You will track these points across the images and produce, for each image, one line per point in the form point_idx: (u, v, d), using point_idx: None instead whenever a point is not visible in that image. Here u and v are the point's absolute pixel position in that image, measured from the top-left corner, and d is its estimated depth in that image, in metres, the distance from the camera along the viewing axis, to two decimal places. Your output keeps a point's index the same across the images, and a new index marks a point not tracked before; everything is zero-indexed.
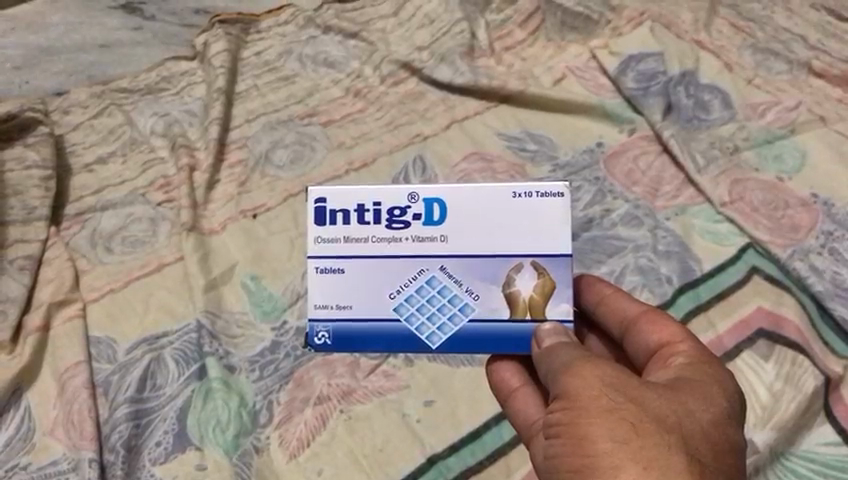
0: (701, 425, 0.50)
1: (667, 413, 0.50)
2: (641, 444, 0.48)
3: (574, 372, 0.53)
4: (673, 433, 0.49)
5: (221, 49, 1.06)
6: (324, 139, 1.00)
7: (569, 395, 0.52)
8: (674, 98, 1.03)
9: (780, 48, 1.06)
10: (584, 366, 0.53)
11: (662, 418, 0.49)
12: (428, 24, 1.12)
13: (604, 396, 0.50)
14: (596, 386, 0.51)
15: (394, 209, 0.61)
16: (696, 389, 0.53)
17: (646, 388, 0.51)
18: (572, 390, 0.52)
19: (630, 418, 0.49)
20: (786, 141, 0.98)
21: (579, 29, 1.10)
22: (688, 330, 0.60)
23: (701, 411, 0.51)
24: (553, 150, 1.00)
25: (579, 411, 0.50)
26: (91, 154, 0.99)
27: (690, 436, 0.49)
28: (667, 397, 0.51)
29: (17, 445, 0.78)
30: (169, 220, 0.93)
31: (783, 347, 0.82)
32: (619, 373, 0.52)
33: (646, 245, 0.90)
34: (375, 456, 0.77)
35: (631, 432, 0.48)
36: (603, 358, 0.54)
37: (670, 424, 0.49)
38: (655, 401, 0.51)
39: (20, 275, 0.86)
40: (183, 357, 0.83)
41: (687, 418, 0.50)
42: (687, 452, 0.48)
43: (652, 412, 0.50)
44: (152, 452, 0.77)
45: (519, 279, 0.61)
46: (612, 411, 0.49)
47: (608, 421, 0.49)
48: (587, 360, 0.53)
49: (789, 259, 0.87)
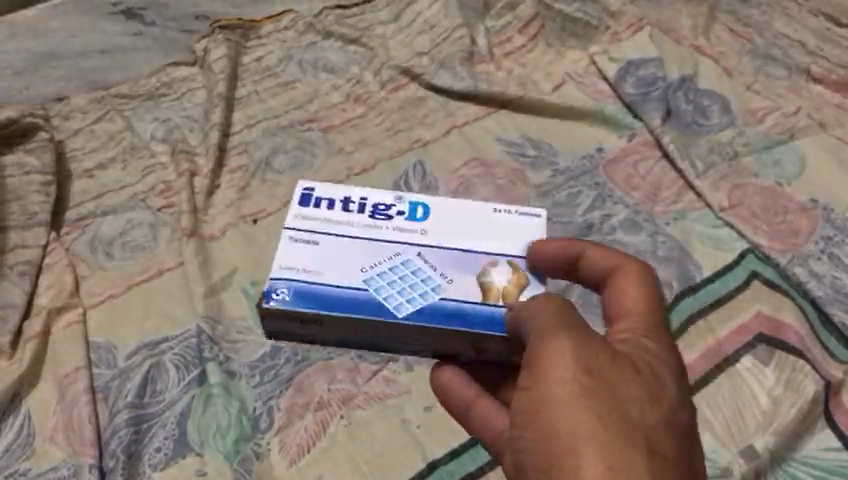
0: (663, 413, 0.50)
1: (632, 404, 0.50)
2: (608, 437, 0.48)
3: (549, 347, 0.52)
4: (638, 427, 0.49)
5: (221, 55, 1.07)
6: (324, 145, 1.00)
7: (540, 374, 0.51)
8: (674, 104, 1.03)
9: (779, 54, 1.07)
10: (561, 342, 0.52)
11: (627, 411, 0.49)
12: (428, 30, 1.12)
13: (577, 382, 0.50)
14: (570, 369, 0.50)
15: (378, 204, 0.67)
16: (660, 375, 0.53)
17: (617, 373, 0.51)
18: (545, 369, 0.51)
19: (598, 410, 0.49)
20: (786, 147, 0.98)
21: (579, 35, 1.12)
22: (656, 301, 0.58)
23: (665, 400, 0.51)
24: (553, 156, 1.00)
25: (549, 396, 0.50)
26: (91, 159, 0.99)
27: (654, 429, 0.49)
28: (633, 383, 0.51)
29: (17, 451, 0.77)
30: (169, 225, 0.93)
31: (784, 352, 0.82)
32: (592, 355, 0.51)
33: (646, 251, 0.90)
34: (376, 462, 0.77)
35: (598, 424, 0.48)
36: (580, 329, 0.53)
37: (635, 417, 0.49)
38: (624, 389, 0.50)
39: (21, 280, 0.86)
40: (183, 363, 0.82)
41: (651, 407, 0.50)
42: (650, 448, 0.48)
43: (621, 404, 0.49)
44: (152, 458, 0.77)
45: (494, 273, 0.63)
46: (583, 400, 0.49)
47: (575, 412, 0.49)
48: (564, 331, 0.52)
49: (789, 265, 0.88)
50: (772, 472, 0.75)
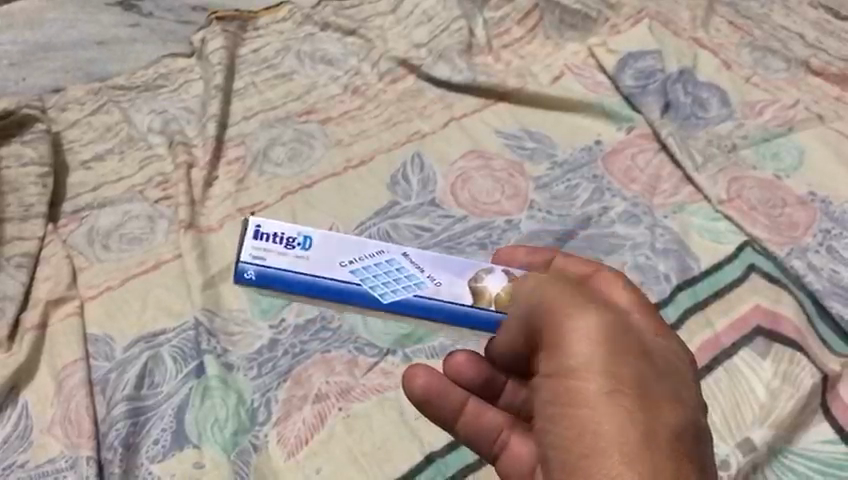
0: (691, 408, 0.51)
1: (662, 399, 0.50)
2: (639, 434, 0.48)
3: (575, 340, 0.52)
4: (672, 416, 0.50)
5: (219, 46, 1.06)
6: (322, 137, 1.00)
7: (572, 368, 0.51)
8: (673, 96, 1.03)
9: (778, 47, 1.07)
10: (584, 334, 0.52)
11: (660, 401, 0.50)
12: (426, 21, 1.11)
13: (611, 376, 0.50)
14: (600, 362, 0.51)
15: None
16: (685, 360, 0.54)
17: (648, 362, 0.51)
18: (576, 363, 0.51)
19: (630, 402, 0.49)
20: (785, 139, 0.98)
21: (577, 27, 1.11)
22: (656, 299, 0.59)
23: (693, 394, 0.52)
24: (552, 148, 1.00)
25: (583, 392, 0.50)
26: (88, 151, 0.98)
27: (687, 418, 0.50)
28: (661, 375, 0.51)
29: (15, 442, 0.78)
30: (167, 217, 0.93)
31: (781, 344, 0.82)
32: (622, 346, 0.52)
33: (645, 243, 0.90)
34: (374, 454, 0.77)
35: (630, 420, 0.49)
36: (601, 315, 0.53)
37: (667, 406, 0.50)
38: (654, 379, 0.51)
39: (17, 272, 0.86)
40: (181, 355, 0.82)
41: (679, 400, 0.51)
42: (680, 445, 0.48)
43: (653, 394, 0.50)
44: (151, 450, 0.77)
45: (487, 278, 0.63)
46: (617, 392, 0.50)
47: (605, 408, 0.49)
48: (587, 320, 0.52)
49: (788, 258, 0.88)
50: (769, 464, 0.76)
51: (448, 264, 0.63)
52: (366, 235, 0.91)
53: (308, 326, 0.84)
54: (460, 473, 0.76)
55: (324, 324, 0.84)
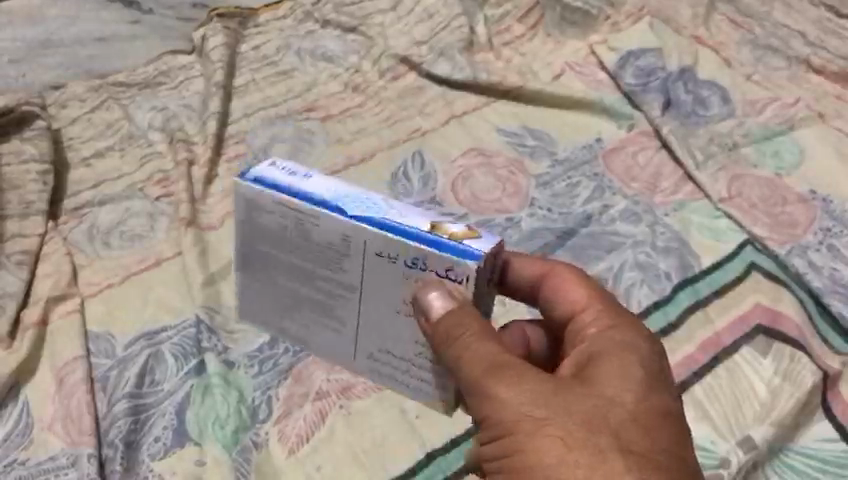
0: (628, 408, 0.49)
1: (594, 414, 0.49)
2: (578, 460, 0.47)
3: (486, 392, 0.50)
4: (607, 434, 0.48)
5: (220, 43, 1.06)
6: (323, 134, 1.00)
7: (494, 420, 0.50)
8: (673, 94, 1.03)
9: (779, 45, 1.07)
10: (493, 381, 0.50)
11: (592, 422, 0.48)
12: (427, 19, 1.11)
13: (527, 417, 0.49)
14: (517, 403, 0.49)
15: None
16: (619, 363, 0.52)
17: (562, 390, 0.50)
18: (494, 415, 0.50)
19: (560, 434, 0.48)
20: (786, 137, 0.98)
21: (579, 25, 1.11)
22: (598, 292, 0.59)
23: (623, 392, 0.50)
24: (552, 146, 0.99)
25: (510, 440, 0.49)
26: (88, 148, 0.98)
27: (623, 426, 0.49)
28: (583, 392, 0.50)
29: (16, 440, 0.77)
30: (168, 215, 0.93)
31: (781, 343, 0.82)
32: (531, 382, 0.50)
33: (645, 242, 0.90)
34: (374, 452, 0.77)
35: (566, 448, 0.47)
36: (501, 359, 0.51)
37: (599, 422, 0.48)
38: (579, 403, 0.49)
39: (18, 269, 0.86)
40: (182, 352, 0.82)
41: (613, 406, 0.49)
42: (624, 451, 0.47)
43: (585, 418, 0.48)
44: (152, 448, 0.77)
45: None
46: (543, 429, 0.48)
47: (539, 445, 0.48)
48: (490, 370, 0.51)
49: (788, 256, 0.88)
50: (769, 462, 0.76)
51: None
52: None
53: None
54: (461, 471, 0.76)
55: None
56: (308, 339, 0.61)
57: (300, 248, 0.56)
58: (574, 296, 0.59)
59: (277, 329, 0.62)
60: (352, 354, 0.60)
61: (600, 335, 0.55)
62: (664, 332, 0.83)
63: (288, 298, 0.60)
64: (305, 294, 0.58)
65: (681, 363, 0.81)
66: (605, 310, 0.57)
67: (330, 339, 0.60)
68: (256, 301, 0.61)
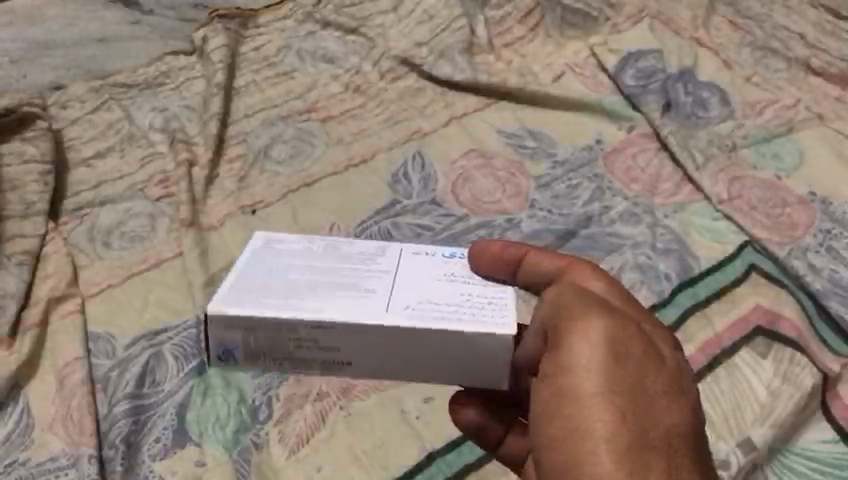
0: (693, 409, 0.47)
1: (660, 397, 0.47)
2: (628, 431, 0.45)
3: (574, 332, 0.49)
4: (667, 418, 0.46)
5: (220, 44, 1.06)
6: (323, 135, 1.00)
7: (567, 360, 0.49)
8: (673, 95, 1.03)
9: (778, 46, 1.07)
10: (584, 324, 0.49)
11: (657, 403, 0.47)
12: (427, 20, 1.12)
13: (604, 368, 0.48)
14: (597, 359, 0.48)
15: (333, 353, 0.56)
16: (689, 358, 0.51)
17: (644, 357, 0.48)
18: (568, 354, 0.49)
19: (626, 398, 0.47)
20: (784, 139, 0.99)
21: (578, 26, 1.11)
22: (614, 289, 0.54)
23: (692, 396, 0.48)
24: (552, 147, 1.00)
25: (576, 382, 0.48)
26: (89, 148, 0.98)
27: (682, 418, 0.47)
28: (659, 370, 0.48)
29: (16, 440, 0.77)
30: (168, 215, 0.93)
31: (781, 345, 0.82)
32: (623, 341, 0.49)
33: (645, 243, 0.90)
34: (375, 452, 0.77)
35: (621, 416, 0.46)
36: (602, 316, 0.50)
37: (662, 408, 0.47)
38: (654, 379, 0.48)
39: (19, 269, 0.86)
40: (182, 353, 0.83)
41: (678, 399, 0.47)
42: (673, 448, 0.45)
43: (651, 393, 0.47)
44: (152, 449, 0.77)
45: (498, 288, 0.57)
46: (613, 387, 0.47)
47: (598, 401, 0.47)
48: (589, 312, 0.50)
49: (788, 257, 0.88)
50: (768, 463, 0.76)
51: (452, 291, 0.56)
52: (366, 234, 0.90)
53: None
54: (461, 471, 0.75)
55: None
56: (318, 303, 0.52)
57: (329, 247, 0.57)
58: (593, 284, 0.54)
59: (274, 308, 0.52)
60: (380, 309, 0.52)
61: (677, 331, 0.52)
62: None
63: (297, 281, 0.54)
64: (333, 263, 0.55)
65: None
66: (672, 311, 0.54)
67: (353, 301, 0.53)
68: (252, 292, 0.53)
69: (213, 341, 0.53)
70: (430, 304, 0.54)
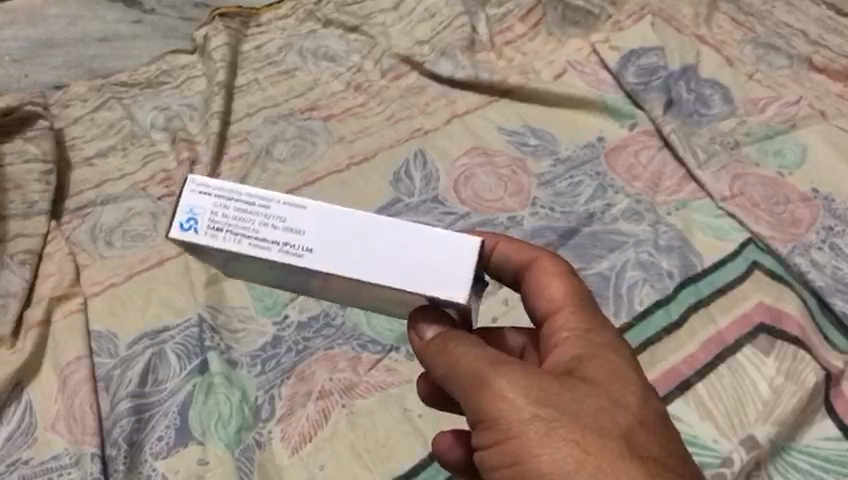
0: (633, 414, 0.49)
1: (602, 418, 0.48)
2: (595, 464, 0.46)
3: (486, 387, 0.48)
4: (621, 439, 0.48)
5: (221, 42, 1.06)
6: (324, 133, 1.00)
7: (495, 424, 0.48)
8: (675, 93, 1.03)
9: (780, 44, 1.07)
10: (495, 381, 0.48)
11: (606, 428, 0.48)
12: (428, 19, 1.11)
13: (537, 419, 0.47)
14: (524, 408, 0.48)
15: None
16: (613, 357, 0.52)
17: (570, 390, 0.49)
18: (497, 417, 0.48)
19: (574, 437, 0.47)
20: (787, 137, 0.98)
21: (580, 24, 1.10)
22: (576, 286, 0.56)
23: (625, 397, 0.50)
24: (554, 145, 0.99)
25: (521, 445, 0.47)
26: (91, 147, 0.98)
27: (635, 431, 0.48)
28: (587, 394, 0.49)
29: (18, 440, 0.78)
30: (170, 214, 0.93)
31: (784, 343, 0.82)
32: (539, 379, 0.49)
33: (647, 240, 0.90)
34: (378, 451, 0.77)
35: (580, 454, 0.46)
36: (503, 361, 0.49)
37: (609, 426, 0.48)
38: (586, 407, 0.48)
39: (21, 269, 0.86)
40: (185, 351, 0.83)
41: (616, 412, 0.49)
42: (639, 458, 0.47)
43: (599, 425, 0.48)
44: (154, 447, 0.77)
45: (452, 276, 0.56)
46: (556, 434, 0.47)
47: (551, 449, 0.47)
48: (492, 370, 0.49)
49: (790, 255, 0.88)
50: (771, 461, 0.76)
51: None
52: None
53: (312, 323, 0.85)
54: None
55: (327, 320, 0.85)
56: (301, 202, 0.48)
57: None
58: (553, 288, 0.56)
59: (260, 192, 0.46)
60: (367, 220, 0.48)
61: (586, 333, 0.53)
62: (666, 332, 0.83)
63: None
64: None
65: (682, 362, 0.81)
66: (586, 305, 0.55)
67: None
68: None
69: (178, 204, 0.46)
70: None
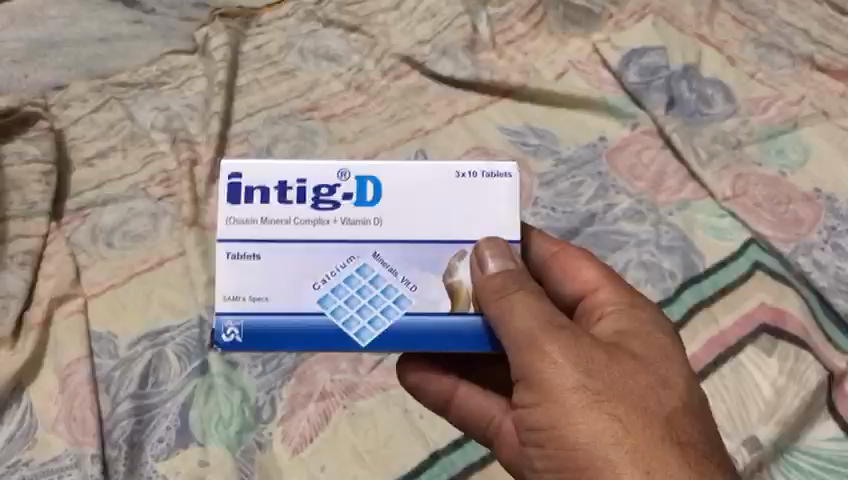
0: (673, 394, 0.53)
1: (644, 395, 0.52)
2: (633, 441, 0.50)
3: (539, 352, 0.53)
4: (659, 422, 0.51)
5: (222, 42, 1.06)
6: (325, 134, 1.00)
7: (542, 386, 0.52)
8: (677, 93, 1.03)
9: (783, 43, 1.06)
10: (545, 347, 0.53)
11: (645, 408, 0.51)
12: (429, 19, 1.10)
13: (583, 389, 0.51)
14: (572, 376, 0.52)
15: (321, 187, 0.56)
16: (657, 339, 0.55)
17: (618, 367, 0.53)
18: (545, 381, 0.52)
19: (616, 413, 0.51)
20: (790, 136, 0.98)
21: (581, 23, 1.10)
22: (607, 274, 0.61)
23: (667, 377, 0.53)
24: (555, 145, 0.99)
25: (562, 410, 0.52)
26: (91, 148, 0.98)
27: (677, 416, 0.52)
28: (631, 368, 0.53)
29: (18, 440, 0.78)
30: (170, 215, 0.92)
31: (787, 343, 0.82)
32: (588, 351, 0.53)
33: (649, 240, 0.90)
34: (380, 452, 0.77)
35: (619, 428, 0.50)
36: (557, 328, 0.53)
37: (649, 406, 0.51)
38: (631, 383, 0.52)
39: (21, 269, 0.86)
40: (186, 352, 0.82)
41: (659, 390, 0.52)
42: (675, 441, 0.50)
43: (639, 402, 0.51)
44: (155, 448, 0.77)
45: (463, 271, 0.56)
46: (597, 407, 0.51)
47: (592, 417, 0.51)
48: (543, 336, 0.53)
49: (792, 255, 0.88)
50: (774, 462, 0.77)
51: (417, 258, 0.56)
52: None
53: None
54: (465, 470, 0.76)
55: None
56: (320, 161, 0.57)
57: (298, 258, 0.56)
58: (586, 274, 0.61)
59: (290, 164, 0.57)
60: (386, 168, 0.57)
61: (627, 315, 0.57)
62: None
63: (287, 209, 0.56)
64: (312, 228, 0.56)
65: None
66: (623, 289, 0.60)
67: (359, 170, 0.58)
68: (252, 236, 0.56)
69: (224, 186, 0.56)
70: (415, 201, 0.56)
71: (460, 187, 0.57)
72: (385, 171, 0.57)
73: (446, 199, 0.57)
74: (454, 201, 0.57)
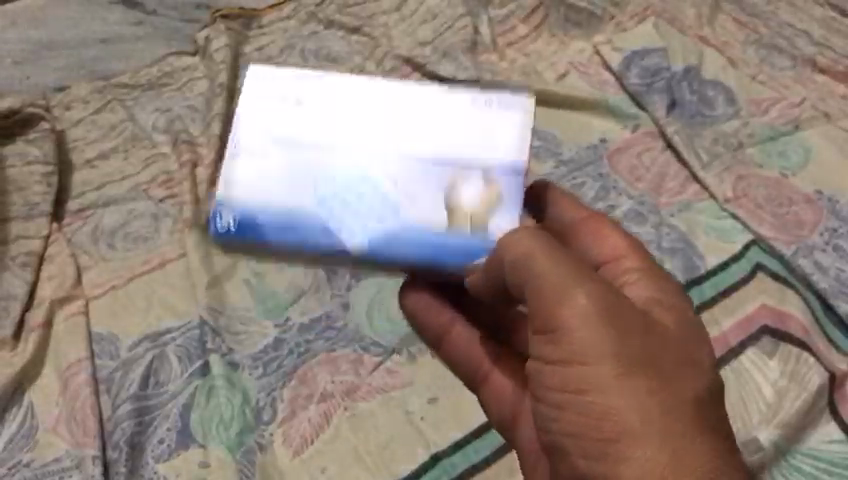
0: (701, 372, 0.51)
1: (676, 371, 0.50)
2: (663, 421, 0.48)
3: (574, 311, 0.49)
4: (689, 401, 0.49)
5: (222, 44, 1.05)
6: None
7: (572, 347, 0.49)
8: (679, 95, 1.02)
9: (785, 44, 1.06)
10: (581, 305, 0.49)
11: (676, 385, 0.49)
12: (431, 19, 1.10)
13: (618, 357, 0.49)
14: (607, 341, 0.49)
15: (332, 111, 0.58)
16: (686, 313, 0.53)
17: (652, 337, 0.50)
18: (577, 342, 0.49)
19: (648, 386, 0.49)
20: (791, 138, 0.98)
21: (583, 25, 1.10)
22: (629, 238, 0.59)
23: (696, 353, 0.51)
24: (557, 147, 0.99)
25: (593, 373, 0.49)
26: (92, 149, 0.98)
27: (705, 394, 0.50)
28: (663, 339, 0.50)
29: (20, 441, 0.78)
30: (171, 216, 0.92)
31: (788, 345, 0.82)
32: (624, 315, 0.50)
33: (650, 242, 0.90)
34: (381, 453, 0.77)
35: (651, 404, 0.48)
36: (593, 287, 0.50)
37: (680, 383, 0.49)
38: (664, 357, 0.50)
39: (22, 271, 0.87)
40: (186, 354, 0.82)
41: (689, 366, 0.50)
42: (701, 426, 0.49)
43: (671, 378, 0.49)
44: (156, 450, 0.77)
45: (462, 190, 0.56)
46: (630, 377, 0.49)
47: (625, 389, 0.49)
48: (579, 295, 0.50)
49: (793, 257, 0.88)
50: (776, 463, 0.76)
51: (418, 183, 0.56)
52: None
53: (316, 325, 0.84)
54: (465, 471, 0.76)
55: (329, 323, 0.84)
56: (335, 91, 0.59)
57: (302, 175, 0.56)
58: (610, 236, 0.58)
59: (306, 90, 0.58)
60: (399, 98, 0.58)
61: (654, 282, 0.55)
62: None
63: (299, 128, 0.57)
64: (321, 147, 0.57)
65: None
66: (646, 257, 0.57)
67: None
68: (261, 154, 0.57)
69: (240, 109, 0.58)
70: (424, 126, 0.58)
71: (467, 119, 0.58)
72: (397, 97, 0.58)
73: (455, 125, 0.58)
74: (460, 129, 0.58)
